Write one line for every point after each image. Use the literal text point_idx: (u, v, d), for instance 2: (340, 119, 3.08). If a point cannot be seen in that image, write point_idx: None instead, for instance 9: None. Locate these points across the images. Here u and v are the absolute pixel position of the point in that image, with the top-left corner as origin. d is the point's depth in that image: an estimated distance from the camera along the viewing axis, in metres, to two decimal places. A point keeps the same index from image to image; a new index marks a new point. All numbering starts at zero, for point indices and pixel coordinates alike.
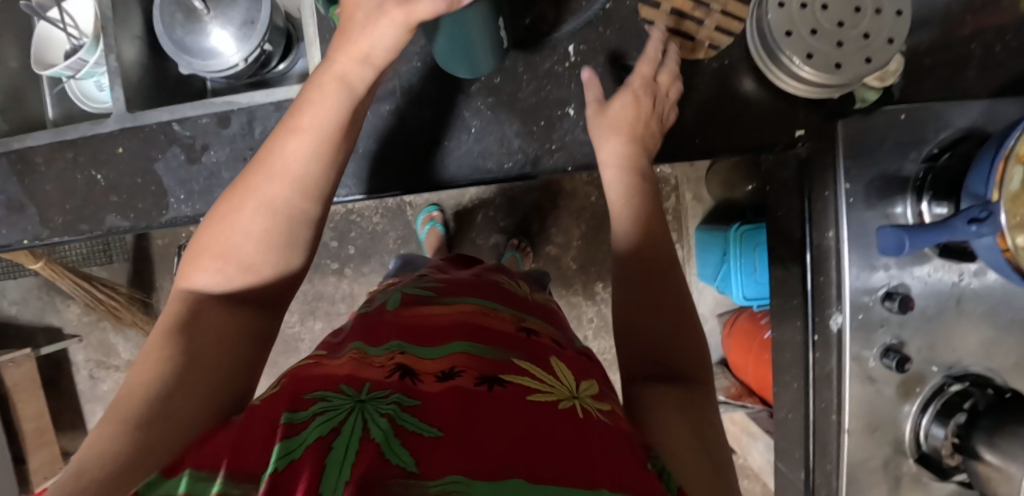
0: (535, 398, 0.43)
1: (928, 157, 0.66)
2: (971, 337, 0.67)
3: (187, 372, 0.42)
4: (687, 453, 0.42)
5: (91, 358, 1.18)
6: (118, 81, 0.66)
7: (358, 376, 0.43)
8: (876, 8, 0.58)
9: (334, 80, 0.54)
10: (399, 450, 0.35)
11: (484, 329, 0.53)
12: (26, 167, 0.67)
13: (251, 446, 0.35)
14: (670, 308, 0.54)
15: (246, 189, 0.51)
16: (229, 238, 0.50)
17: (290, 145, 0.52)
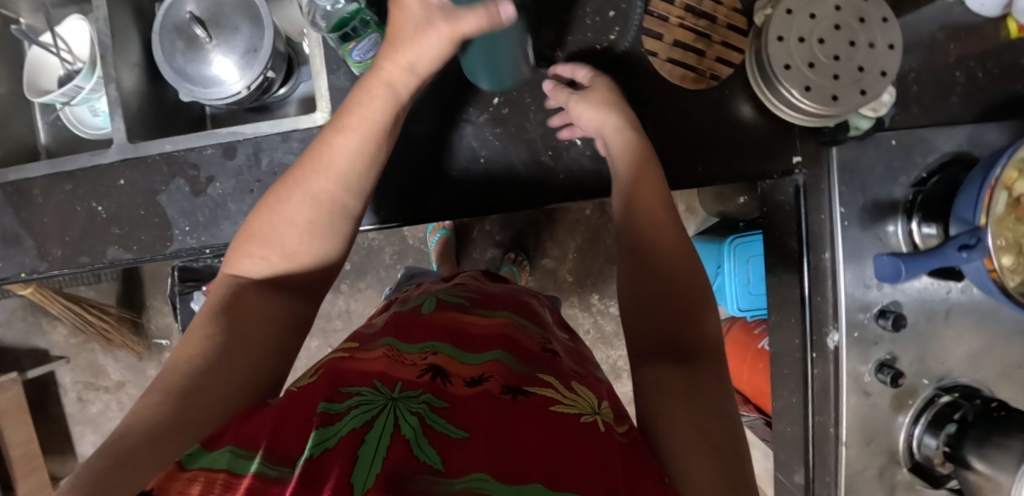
0: (557, 409, 0.46)
1: (917, 180, 0.69)
2: (959, 349, 0.71)
3: (230, 354, 0.44)
4: (691, 452, 0.43)
5: (79, 380, 1.15)
6: (119, 111, 0.65)
7: (391, 375, 0.46)
8: (869, 42, 0.61)
9: (382, 85, 0.55)
10: (426, 449, 0.37)
11: (510, 340, 0.56)
12: (22, 199, 0.65)
13: (288, 432, 0.38)
14: (683, 291, 0.54)
15: (293, 182, 0.52)
16: (272, 227, 0.51)
17: (337, 144, 0.53)
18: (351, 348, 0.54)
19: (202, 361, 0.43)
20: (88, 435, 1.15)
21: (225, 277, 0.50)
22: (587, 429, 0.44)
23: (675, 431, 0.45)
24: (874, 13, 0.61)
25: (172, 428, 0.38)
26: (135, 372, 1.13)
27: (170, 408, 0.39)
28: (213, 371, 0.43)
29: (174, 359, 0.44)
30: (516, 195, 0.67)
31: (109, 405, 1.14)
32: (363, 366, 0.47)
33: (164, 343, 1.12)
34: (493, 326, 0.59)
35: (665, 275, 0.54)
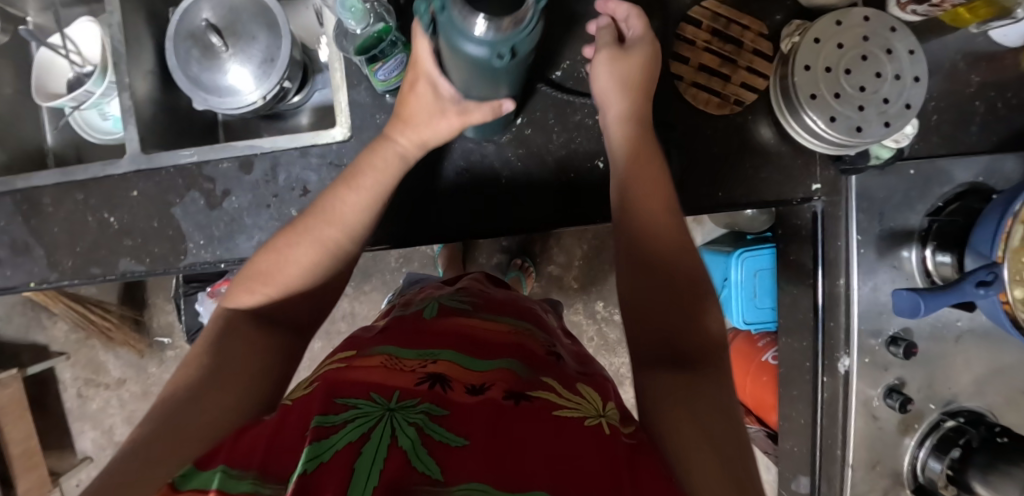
0: (559, 413, 0.43)
1: (933, 209, 0.69)
2: (965, 375, 0.72)
3: (221, 384, 0.44)
4: (698, 460, 0.40)
5: (80, 376, 1.14)
6: (132, 119, 0.63)
7: (387, 384, 0.43)
8: (895, 73, 0.61)
9: (394, 155, 0.56)
10: (425, 458, 0.35)
11: (515, 347, 0.54)
12: (33, 207, 0.64)
13: (281, 456, 0.36)
14: (689, 290, 0.51)
15: (298, 230, 0.53)
16: (275, 268, 0.51)
17: (347, 200, 0.54)
18: (347, 356, 0.51)
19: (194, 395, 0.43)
20: (87, 432, 1.14)
21: (224, 311, 0.50)
22: (589, 429, 0.42)
23: (680, 438, 0.42)
24: (902, 45, 0.61)
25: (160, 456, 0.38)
26: (136, 370, 1.13)
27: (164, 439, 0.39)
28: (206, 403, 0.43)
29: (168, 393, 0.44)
30: (528, 217, 0.66)
31: (110, 402, 1.14)
32: (359, 376, 0.44)
33: (167, 341, 1.11)
34: (500, 334, 0.57)
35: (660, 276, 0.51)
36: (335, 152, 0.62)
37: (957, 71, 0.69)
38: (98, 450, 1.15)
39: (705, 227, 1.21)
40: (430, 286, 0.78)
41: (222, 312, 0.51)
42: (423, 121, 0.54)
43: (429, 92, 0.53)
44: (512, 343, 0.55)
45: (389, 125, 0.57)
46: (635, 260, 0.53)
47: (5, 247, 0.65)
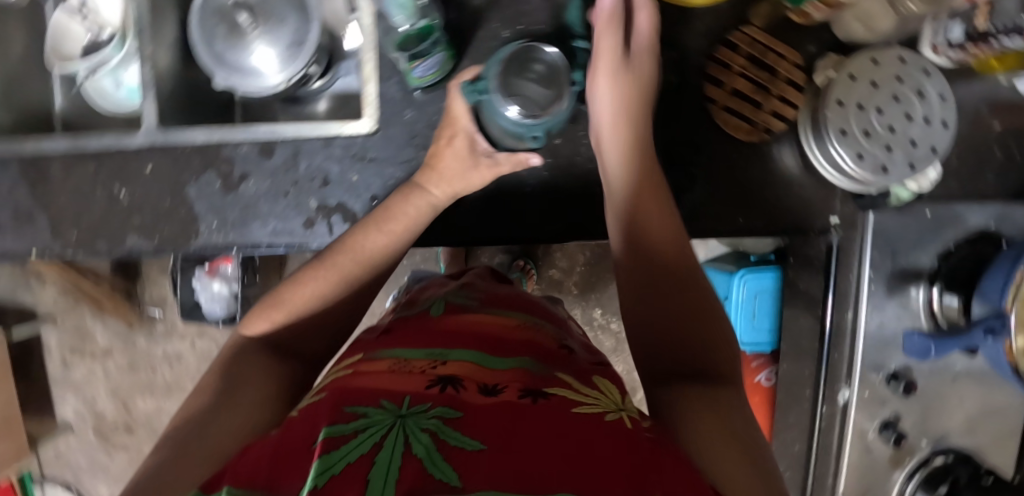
0: (580, 409, 0.42)
1: (944, 251, 0.70)
2: (957, 414, 0.73)
3: (234, 398, 0.45)
4: (717, 456, 0.39)
5: (66, 343, 1.11)
6: (152, 92, 0.61)
7: (397, 389, 0.42)
8: (925, 116, 0.61)
9: (425, 204, 0.58)
10: (443, 464, 0.32)
11: (525, 344, 0.54)
12: (41, 173, 0.62)
13: (287, 466, 0.33)
14: (697, 300, 0.51)
15: (321, 264, 0.56)
16: (300, 302, 0.54)
17: (370, 239, 0.56)
18: (353, 362, 0.50)
19: (212, 408, 0.44)
20: (70, 400, 1.12)
21: (239, 338, 0.52)
22: (610, 424, 0.40)
23: (701, 441, 0.40)
24: (934, 89, 0.61)
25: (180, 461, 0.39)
26: (124, 341, 1.11)
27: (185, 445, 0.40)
28: (222, 415, 0.43)
29: (185, 408, 0.45)
30: (552, 226, 0.66)
31: (95, 371, 1.12)
32: (367, 382, 0.43)
33: (157, 314, 1.10)
34: (510, 328, 0.57)
35: (658, 289, 0.52)
36: (359, 145, 0.61)
37: (980, 116, 0.70)
38: (80, 420, 1.13)
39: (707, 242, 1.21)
40: (436, 282, 0.78)
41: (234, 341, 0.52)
42: (457, 175, 0.58)
43: (465, 146, 0.58)
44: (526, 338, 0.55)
45: (418, 173, 0.59)
46: (649, 297, 0.52)
47: (7, 214, 0.63)
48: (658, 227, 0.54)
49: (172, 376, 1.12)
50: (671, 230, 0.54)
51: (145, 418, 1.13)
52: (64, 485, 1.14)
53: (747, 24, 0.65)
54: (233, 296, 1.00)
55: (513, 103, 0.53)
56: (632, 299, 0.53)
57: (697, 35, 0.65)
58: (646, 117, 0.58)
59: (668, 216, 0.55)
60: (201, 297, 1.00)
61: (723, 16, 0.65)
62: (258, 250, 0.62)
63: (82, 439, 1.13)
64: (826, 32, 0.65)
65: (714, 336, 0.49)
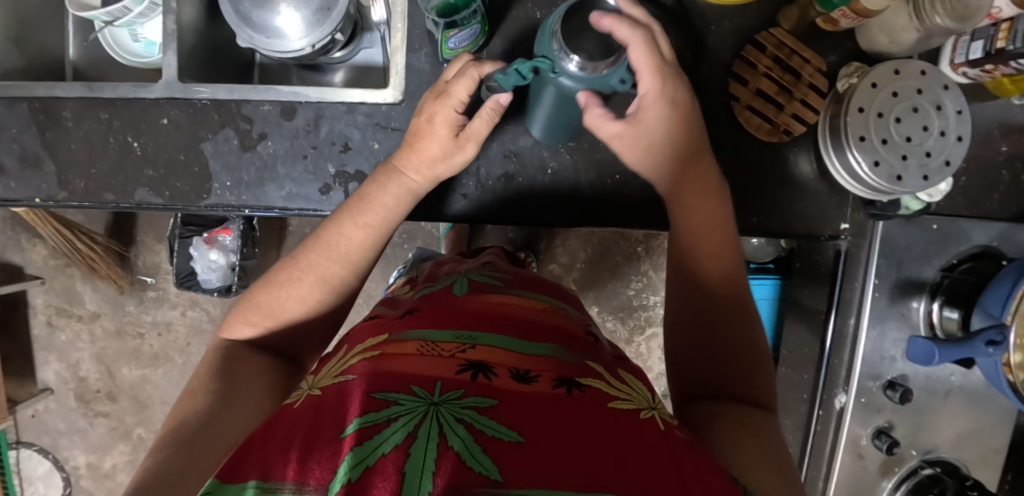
0: (614, 405, 0.45)
1: (947, 265, 0.71)
2: (949, 428, 0.74)
3: (230, 403, 0.48)
4: (753, 461, 0.44)
5: (52, 304, 1.09)
6: (174, 44, 0.60)
7: (427, 375, 0.44)
8: (941, 129, 0.62)
9: (402, 189, 0.58)
10: (480, 458, 0.37)
11: (549, 328, 0.57)
12: (51, 119, 0.61)
13: (320, 454, 0.37)
14: (735, 308, 0.56)
15: (301, 265, 0.56)
16: (280, 306, 0.55)
17: (350, 236, 0.56)
18: (376, 344, 0.52)
19: (211, 400, 0.48)
20: (53, 363, 1.10)
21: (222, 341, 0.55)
22: (644, 423, 0.44)
23: (733, 447, 0.45)
24: (952, 103, 0.63)
25: (179, 445, 0.43)
26: (113, 305, 1.08)
27: (182, 434, 0.44)
28: (219, 408, 0.47)
29: (182, 399, 0.49)
30: (574, 212, 0.64)
31: (80, 335, 1.09)
32: (398, 366, 0.46)
33: (150, 281, 1.08)
34: (532, 312, 0.61)
35: (711, 304, 0.56)
36: (383, 114, 0.61)
37: (990, 137, 0.72)
38: (60, 383, 1.10)
39: None
40: (456, 259, 0.82)
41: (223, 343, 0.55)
42: (438, 156, 0.56)
43: (445, 131, 0.55)
44: (548, 324, 0.58)
45: (400, 152, 0.58)
46: (697, 305, 0.56)
47: (13, 156, 0.61)
48: (709, 234, 0.57)
49: (160, 345, 1.10)
50: (720, 238, 0.57)
51: (128, 386, 1.10)
52: (37, 450, 1.11)
53: (775, 27, 0.66)
54: (230, 268, 0.99)
55: (575, 54, 0.46)
56: (680, 310, 0.57)
57: (724, 34, 0.66)
58: (691, 101, 0.56)
59: (723, 224, 0.57)
60: (197, 266, 0.98)
61: (750, 17, 0.66)
62: (270, 213, 0.61)
63: (61, 404, 1.10)
64: (849, 41, 0.67)
65: (747, 344, 0.55)
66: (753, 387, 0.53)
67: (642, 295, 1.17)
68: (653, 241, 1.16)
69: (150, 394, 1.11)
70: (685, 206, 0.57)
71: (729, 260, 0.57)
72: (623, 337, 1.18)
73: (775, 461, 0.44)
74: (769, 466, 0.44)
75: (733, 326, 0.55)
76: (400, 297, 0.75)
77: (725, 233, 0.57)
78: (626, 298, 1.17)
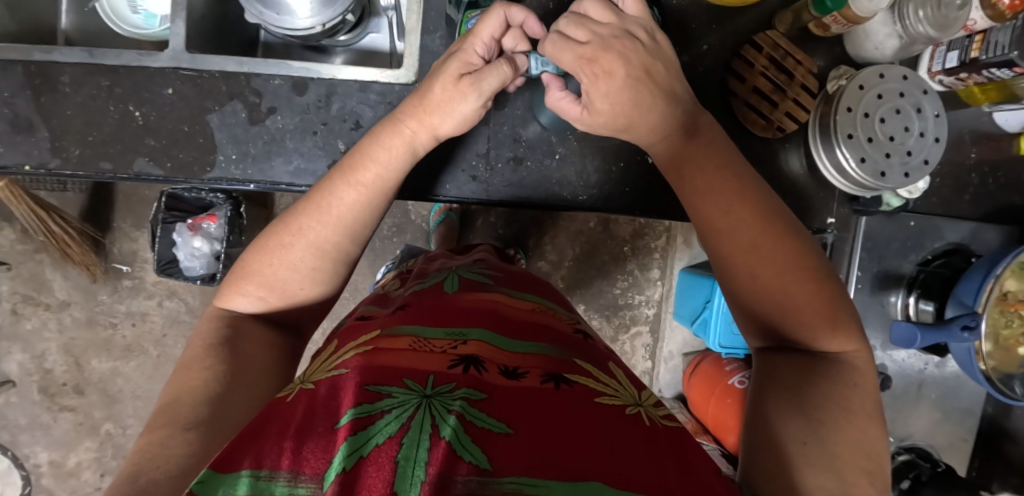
0: (602, 400, 0.47)
1: (923, 260, 0.76)
2: (922, 418, 0.79)
3: (228, 388, 0.47)
4: (795, 431, 0.42)
5: (18, 291, 1.03)
6: (182, 14, 0.59)
7: (421, 368, 0.45)
8: (920, 131, 0.67)
9: (403, 142, 0.55)
10: (471, 447, 0.38)
11: (539, 327, 0.58)
12: (46, 83, 0.59)
13: (314, 447, 0.37)
14: (784, 251, 0.48)
15: (298, 229, 0.53)
16: (273, 271, 0.53)
17: (346, 198, 0.54)
18: (370, 338, 0.52)
19: (210, 381, 0.47)
20: (16, 354, 1.04)
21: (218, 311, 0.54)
22: (630, 418, 0.46)
23: (774, 419, 0.43)
24: (930, 106, 0.67)
25: (178, 427, 0.42)
26: (85, 294, 1.04)
27: (180, 413, 0.44)
28: (218, 388, 0.46)
29: (177, 374, 0.48)
30: (580, 202, 0.66)
31: (48, 324, 1.04)
32: (392, 359, 0.46)
33: (126, 269, 1.04)
34: (524, 312, 0.61)
35: (737, 243, 0.49)
36: (396, 93, 0.61)
37: (962, 143, 0.76)
38: (23, 376, 1.04)
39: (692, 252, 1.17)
40: (443, 255, 0.83)
41: (220, 312, 0.54)
42: (438, 105, 0.54)
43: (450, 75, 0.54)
44: (537, 322, 0.59)
45: (403, 104, 0.56)
46: (728, 242, 0.49)
47: (3, 121, 0.59)
48: (708, 178, 0.51)
49: (133, 336, 1.06)
50: (734, 192, 0.50)
51: (97, 379, 1.06)
52: None
53: (771, 30, 0.69)
54: (214, 256, 0.96)
55: None
56: (711, 250, 0.51)
57: (723, 33, 0.69)
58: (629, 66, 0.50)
59: (719, 161, 0.52)
60: (181, 254, 0.95)
61: (747, 20, 0.70)
62: (277, 188, 0.60)
63: (22, 396, 1.05)
64: (838, 46, 0.71)
65: (798, 275, 0.47)
66: (828, 340, 0.47)
67: (627, 294, 1.20)
68: (640, 241, 1.19)
69: (120, 388, 1.06)
70: (690, 168, 0.52)
71: (763, 202, 0.50)
72: (609, 336, 1.20)
73: (842, 442, 0.41)
74: (829, 458, 0.40)
75: (790, 277, 0.47)
76: (389, 294, 0.75)
77: (741, 186, 0.51)
78: (611, 297, 1.19)
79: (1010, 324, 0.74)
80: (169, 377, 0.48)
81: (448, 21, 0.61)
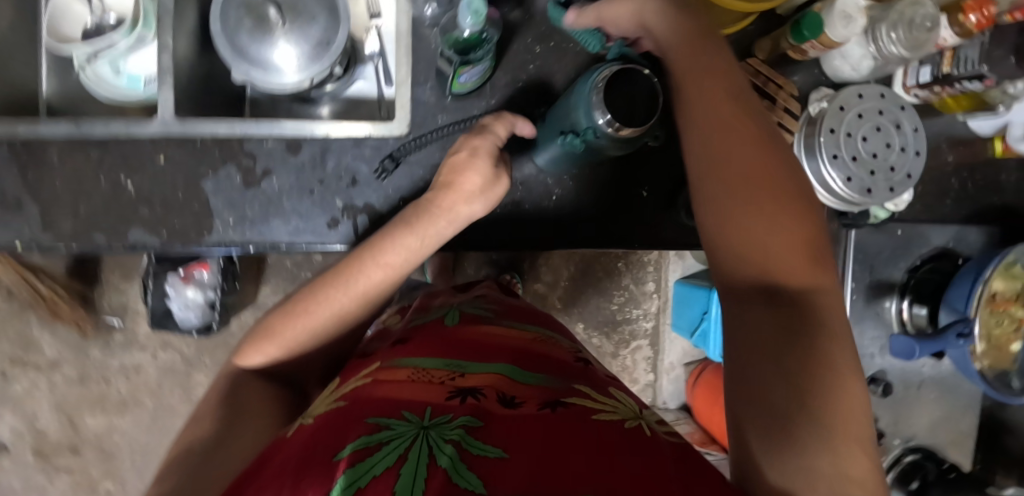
0: (600, 417, 0.43)
1: (912, 267, 0.79)
2: (924, 418, 0.82)
3: (234, 441, 0.47)
4: (789, 386, 0.36)
5: (4, 354, 1.01)
6: (168, 80, 0.58)
7: (418, 401, 0.43)
8: (902, 147, 0.69)
9: (433, 233, 0.54)
10: (467, 474, 0.34)
11: (541, 355, 0.56)
12: (33, 158, 0.58)
13: (312, 480, 0.36)
14: (778, 211, 0.42)
15: (319, 299, 0.53)
16: (290, 334, 0.53)
17: (372, 276, 0.53)
18: (370, 371, 0.52)
19: (215, 433, 0.47)
20: (7, 418, 1.01)
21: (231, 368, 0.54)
22: (631, 430, 0.42)
23: (772, 378, 0.37)
24: (909, 122, 0.69)
25: (184, 479, 0.42)
26: (76, 351, 1.02)
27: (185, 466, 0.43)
28: (224, 441, 0.46)
29: (190, 429, 0.48)
30: (586, 236, 0.67)
31: (38, 384, 1.02)
32: (392, 393, 0.45)
33: (116, 323, 1.02)
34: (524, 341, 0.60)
35: (738, 183, 0.43)
36: (391, 146, 0.61)
37: (940, 149, 0.78)
38: (16, 439, 1.02)
39: (687, 264, 1.19)
40: (445, 290, 0.83)
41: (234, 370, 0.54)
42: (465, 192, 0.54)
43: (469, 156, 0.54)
44: (536, 351, 0.57)
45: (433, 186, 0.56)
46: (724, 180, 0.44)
47: None
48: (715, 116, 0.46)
49: (128, 390, 1.04)
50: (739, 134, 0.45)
51: (94, 436, 1.04)
52: None
53: (751, 58, 0.71)
54: (208, 304, 0.94)
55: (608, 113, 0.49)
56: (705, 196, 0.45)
57: None
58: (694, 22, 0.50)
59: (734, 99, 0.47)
60: (174, 305, 0.93)
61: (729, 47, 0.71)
62: (277, 249, 0.60)
63: (18, 460, 1.03)
64: (816, 68, 0.73)
65: (791, 222, 0.42)
66: (823, 272, 0.41)
67: (624, 309, 1.21)
68: (633, 255, 1.20)
69: (118, 443, 1.04)
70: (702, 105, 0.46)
71: (753, 143, 0.45)
72: (610, 352, 1.21)
73: (851, 398, 0.35)
74: (836, 419, 0.35)
75: (774, 221, 0.42)
76: (389, 328, 0.74)
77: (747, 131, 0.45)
78: (610, 313, 1.21)
79: (1000, 323, 0.76)
80: (180, 433, 0.48)
81: (438, 73, 0.61)
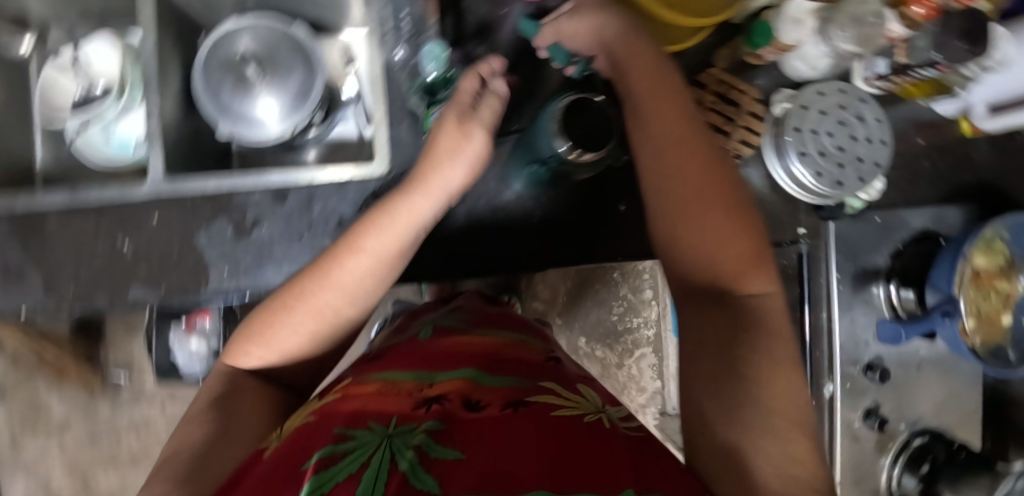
0: (558, 413, 0.44)
1: (894, 251, 0.80)
2: (928, 399, 0.82)
3: (222, 444, 0.47)
4: (725, 392, 0.40)
5: (17, 421, 1.03)
6: (157, 142, 0.60)
7: (384, 410, 0.44)
8: (868, 138, 0.71)
9: (408, 216, 0.52)
10: (423, 476, 0.36)
11: (512, 360, 0.57)
12: (32, 229, 0.61)
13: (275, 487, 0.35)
14: (721, 219, 0.45)
15: (301, 294, 0.52)
16: (274, 336, 0.53)
17: (348, 265, 0.51)
18: (343, 387, 0.51)
19: (206, 435, 0.47)
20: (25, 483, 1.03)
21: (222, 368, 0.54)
22: (589, 425, 0.43)
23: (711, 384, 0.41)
24: (871, 113, 0.71)
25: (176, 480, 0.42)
26: (86, 412, 1.04)
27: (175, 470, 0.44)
28: (215, 443, 0.47)
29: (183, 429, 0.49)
30: (567, 251, 0.71)
31: (52, 447, 1.03)
32: (361, 405, 0.45)
33: (122, 381, 1.03)
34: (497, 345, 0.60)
35: (684, 186, 0.46)
36: (374, 187, 0.64)
37: (908, 133, 0.82)
38: None
39: None
40: (423, 308, 0.84)
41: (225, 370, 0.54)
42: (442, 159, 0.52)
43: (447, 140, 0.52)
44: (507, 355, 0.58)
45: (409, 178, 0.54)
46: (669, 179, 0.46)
47: None
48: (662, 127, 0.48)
49: (140, 445, 1.05)
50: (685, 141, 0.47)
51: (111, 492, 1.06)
52: None
53: (712, 68, 0.74)
54: (212, 353, 0.95)
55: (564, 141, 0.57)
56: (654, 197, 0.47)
57: None
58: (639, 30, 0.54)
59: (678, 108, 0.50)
60: (178, 356, 0.95)
61: (688, 60, 0.74)
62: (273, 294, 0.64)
63: None
64: (775, 70, 0.76)
65: (741, 239, 0.45)
66: (761, 286, 0.45)
67: (624, 318, 1.21)
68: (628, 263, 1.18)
69: None
70: (651, 110, 0.49)
71: (685, 145, 0.47)
72: (614, 363, 1.24)
73: (781, 399, 0.39)
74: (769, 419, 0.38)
75: (722, 228, 0.45)
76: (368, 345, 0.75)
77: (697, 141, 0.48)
78: (610, 324, 1.23)
79: (987, 297, 0.76)
80: (171, 435, 0.49)
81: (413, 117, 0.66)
